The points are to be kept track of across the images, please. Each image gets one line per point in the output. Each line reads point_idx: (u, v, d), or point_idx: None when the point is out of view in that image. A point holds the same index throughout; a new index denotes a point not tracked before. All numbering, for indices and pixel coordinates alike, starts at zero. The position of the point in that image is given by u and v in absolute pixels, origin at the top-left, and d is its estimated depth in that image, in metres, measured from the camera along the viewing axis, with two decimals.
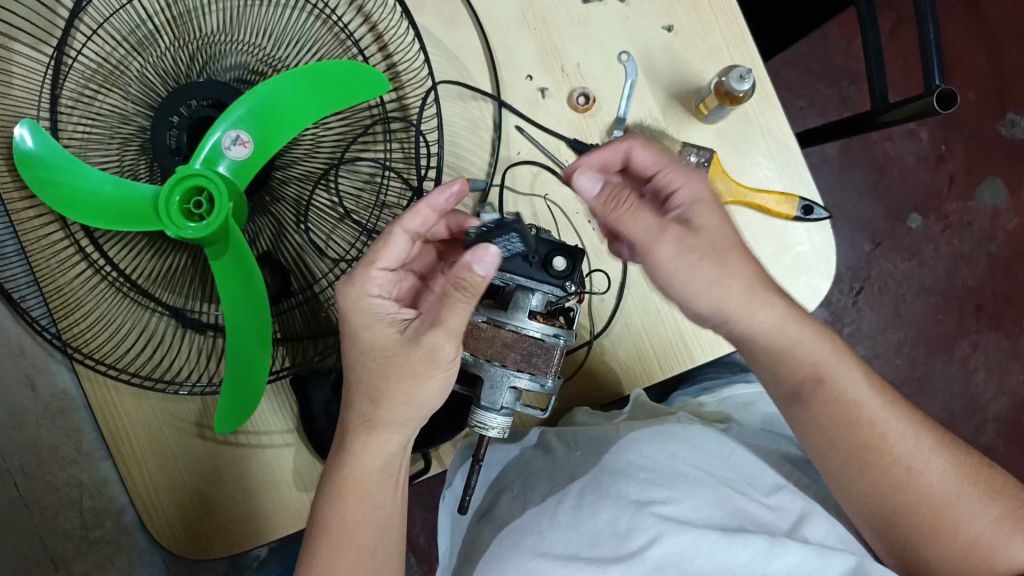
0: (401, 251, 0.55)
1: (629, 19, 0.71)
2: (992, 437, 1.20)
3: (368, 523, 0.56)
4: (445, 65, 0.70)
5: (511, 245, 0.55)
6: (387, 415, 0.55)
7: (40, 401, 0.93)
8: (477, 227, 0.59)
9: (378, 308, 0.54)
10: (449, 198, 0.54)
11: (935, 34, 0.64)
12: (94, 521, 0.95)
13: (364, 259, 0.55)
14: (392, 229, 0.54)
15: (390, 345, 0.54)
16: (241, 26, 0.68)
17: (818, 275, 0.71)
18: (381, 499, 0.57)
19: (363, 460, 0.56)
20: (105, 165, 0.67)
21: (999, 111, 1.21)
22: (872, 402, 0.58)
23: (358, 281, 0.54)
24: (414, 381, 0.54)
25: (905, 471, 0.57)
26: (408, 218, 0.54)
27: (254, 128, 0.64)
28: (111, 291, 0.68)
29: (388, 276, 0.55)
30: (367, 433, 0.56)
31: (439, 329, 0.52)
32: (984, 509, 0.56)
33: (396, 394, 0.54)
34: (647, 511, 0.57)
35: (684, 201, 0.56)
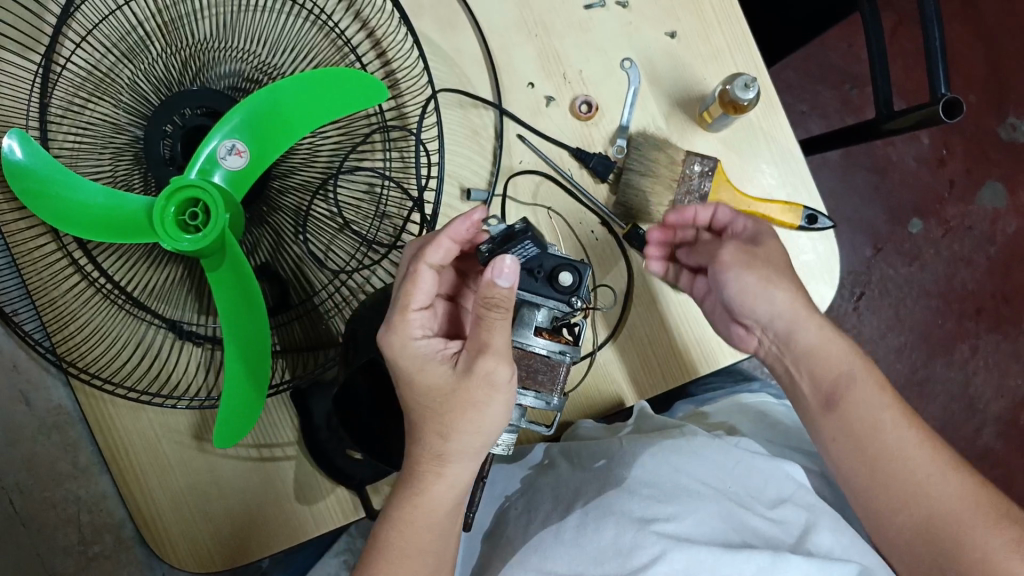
0: (430, 286, 0.56)
1: (632, 25, 0.71)
2: (991, 439, 1.20)
3: (415, 556, 0.55)
4: (444, 72, 0.69)
5: (527, 254, 0.53)
6: (457, 446, 0.54)
7: (36, 416, 0.91)
8: (489, 243, 0.54)
9: (423, 349, 0.55)
10: (467, 226, 0.56)
11: (941, 40, 0.63)
12: (93, 536, 0.93)
13: (398, 304, 0.55)
14: (416, 265, 0.55)
15: (448, 381, 0.54)
16: (235, 33, 0.67)
17: (819, 282, 0.71)
18: (392, 526, 0.55)
19: (435, 491, 0.55)
20: (97, 177, 0.66)
21: (1000, 114, 1.22)
22: (892, 408, 0.58)
23: (399, 328, 0.55)
24: (476, 412, 0.54)
25: (920, 490, 0.55)
26: (430, 252, 0.55)
27: (249, 137, 0.62)
28: (105, 304, 0.67)
29: (424, 313, 0.56)
30: (440, 465, 0.55)
31: (489, 354, 0.53)
32: (999, 525, 0.53)
33: (461, 426, 0.54)
34: (649, 529, 0.57)
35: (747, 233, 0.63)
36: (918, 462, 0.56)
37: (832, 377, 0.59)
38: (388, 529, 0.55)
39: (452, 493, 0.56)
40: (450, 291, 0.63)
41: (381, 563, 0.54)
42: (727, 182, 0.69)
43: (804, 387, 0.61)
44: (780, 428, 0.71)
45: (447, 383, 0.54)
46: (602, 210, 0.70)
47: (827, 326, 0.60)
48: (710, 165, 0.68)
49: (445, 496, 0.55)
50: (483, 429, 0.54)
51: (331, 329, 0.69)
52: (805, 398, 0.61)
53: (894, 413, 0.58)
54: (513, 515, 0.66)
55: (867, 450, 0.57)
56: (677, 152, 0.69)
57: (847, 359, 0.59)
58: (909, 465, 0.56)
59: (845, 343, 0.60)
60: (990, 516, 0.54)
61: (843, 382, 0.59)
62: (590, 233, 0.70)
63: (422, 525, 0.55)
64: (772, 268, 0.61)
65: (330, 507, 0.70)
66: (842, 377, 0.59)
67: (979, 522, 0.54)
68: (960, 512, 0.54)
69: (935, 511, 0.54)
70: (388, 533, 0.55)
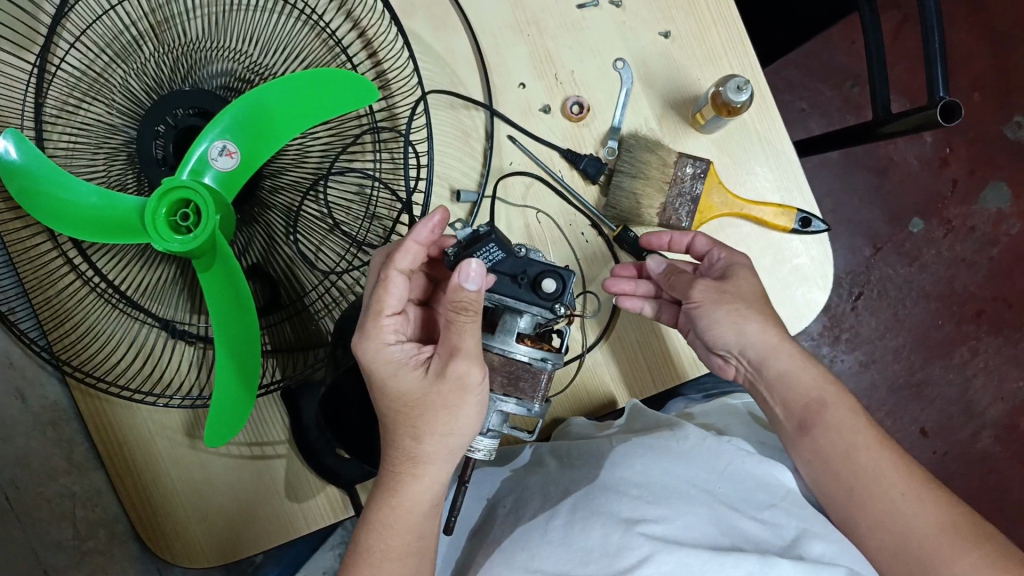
0: (402, 291, 0.56)
1: (625, 25, 0.71)
2: (988, 443, 1.19)
3: (390, 563, 0.55)
4: (436, 71, 0.70)
5: (492, 256, 0.55)
6: (431, 447, 0.55)
7: (30, 413, 0.86)
8: (455, 246, 0.56)
9: (397, 354, 0.55)
10: (430, 228, 0.57)
11: (941, 43, 0.61)
12: (87, 531, 0.87)
13: (371, 311, 0.56)
14: (386, 271, 0.56)
15: (418, 387, 0.55)
16: (226, 32, 0.66)
17: (811, 285, 0.71)
18: (362, 542, 0.56)
19: (411, 491, 0.56)
20: (93, 177, 0.66)
21: (1005, 113, 1.20)
22: (864, 433, 0.60)
23: (373, 335, 0.55)
24: (449, 414, 0.54)
25: (891, 506, 0.57)
26: (397, 258, 0.56)
27: (242, 138, 0.61)
28: (101, 303, 0.68)
29: (396, 319, 0.56)
30: (415, 466, 0.56)
31: (460, 357, 0.53)
32: (970, 549, 0.54)
33: (434, 428, 0.54)
34: (635, 531, 0.55)
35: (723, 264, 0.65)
36: (891, 481, 0.58)
37: (805, 406, 0.61)
38: (366, 531, 0.56)
39: (428, 494, 0.56)
40: (420, 295, 0.64)
41: (363, 566, 0.55)
42: (719, 183, 0.69)
43: (776, 412, 0.63)
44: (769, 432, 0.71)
45: (418, 390, 0.55)
46: (593, 212, 0.71)
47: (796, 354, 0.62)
48: (702, 167, 0.69)
49: (424, 496, 0.56)
50: (456, 432, 0.55)
51: (321, 329, 0.69)
52: (778, 421, 0.63)
53: (868, 441, 0.59)
54: (503, 514, 0.66)
55: (840, 475, 0.59)
56: (669, 154, 0.69)
57: (819, 391, 0.61)
58: (880, 492, 0.57)
59: (816, 372, 0.62)
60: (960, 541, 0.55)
61: (815, 408, 0.61)
62: (581, 235, 0.71)
63: (400, 527, 0.55)
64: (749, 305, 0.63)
65: (319, 505, 0.71)
66: (813, 403, 0.61)
67: (953, 549, 0.54)
68: (930, 534, 0.55)
69: (900, 526, 0.56)
70: (368, 534, 0.56)
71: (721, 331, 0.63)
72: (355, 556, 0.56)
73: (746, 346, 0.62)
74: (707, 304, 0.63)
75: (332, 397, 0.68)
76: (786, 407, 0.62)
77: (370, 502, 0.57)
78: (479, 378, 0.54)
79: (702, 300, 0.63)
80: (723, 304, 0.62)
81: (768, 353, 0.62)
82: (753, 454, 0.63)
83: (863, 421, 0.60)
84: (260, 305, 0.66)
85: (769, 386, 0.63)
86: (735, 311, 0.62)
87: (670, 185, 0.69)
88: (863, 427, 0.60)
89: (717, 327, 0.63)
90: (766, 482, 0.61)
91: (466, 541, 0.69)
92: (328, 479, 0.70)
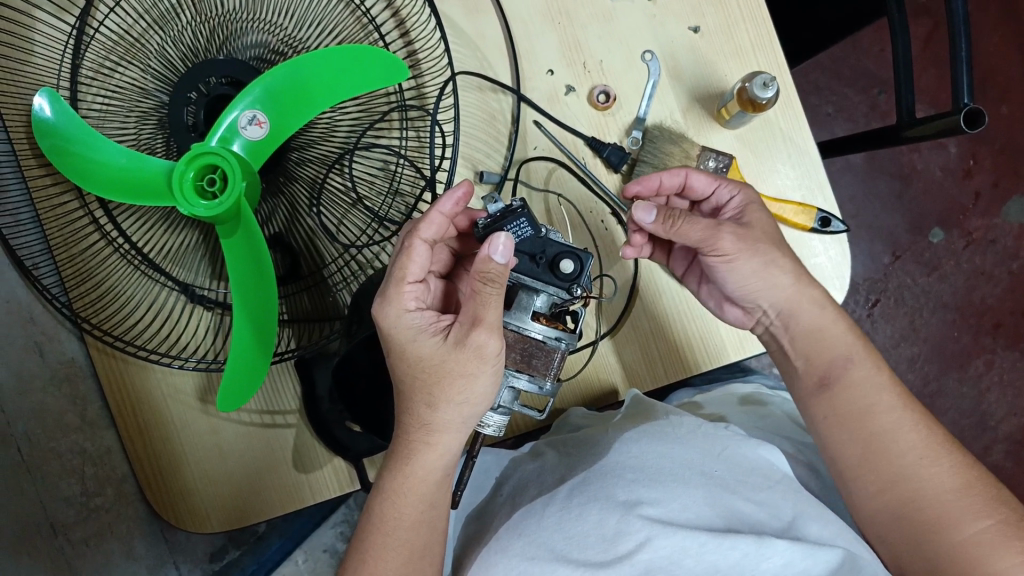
0: (425, 260, 0.57)
1: (655, 17, 0.73)
2: (1000, 457, 1.18)
3: (398, 531, 0.56)
4: (466, 54, 0.71)
5: (521, 231, 0.56)
6: (444, 415, 0.55)
7: (47, 367, 0.88)
8: (485, 219, 0.57)
9: (414, 321, 0.56)
10: (454, 202, 0.58)
11: (968, 51, 0.61)
12: (95, 488, 0.90)
13: (394, 276, 0.57)
14: (410, 240, 0.57)
15: (437, 351, 0.55)
16: (264, 5, 0.66)
17: (828, 284, 0.72)
18: (374, 507, 0.57)
19: (425, 459, 0.56)
20: (122, 139, 0.67)
21: None
22: (865, 401, 0.60)
23: (394, 300, 0.56)
24: (466, 381, 0.54)
25: (901, 473, 0.57)
26: (422, 228, 0.57)
27: (271, 108, 0.60)
28: (122, 263, 0.68)
29: (418, 286, 0.57)
30: (428, 434, 0.56)
31: (481, 327, 0.53)
32: (982, 512, 0.54)
33: (451, 395, 0.54)
34: (633, 513, 0.55)
35: (737, 208, 0.64)
36: (910, 443, 0.58)
37: (828, 362, 0.62)
38: (380, 501, 0.57)
39: (441, 463, 0.57)
40: (442, 269, 0.66)
41: (376, 521, 0.57)
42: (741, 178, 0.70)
43: (797, 365, 0.64)
44: (773, 417, 0.74)
45: (437, 354, 0.55)
46: (613, 200, 0.72)
47: (828, 307, 0.63)
48: (725, 162, 0.69)
49: (437, 465, 0.57)
50: (475, 401, 0.55)
51: (337, 302, 0.69)
52: (799, 375, 0.64)
53: (893, 402, 0.60)
54: (501, 503, 0.67)
55: (859, 435, 0.59)
56: (692, 147, 0.70)
57: (846, 343, 0.62)
58: (897, 469, 0.57)
59: (846, 326, 0.63)
60: (971, 506, 0.55)
61: (838, 366, 0.61)
62: (600, 223, 0.73)
63: (411, 496, 0.56)
64: (771, 247, 0.62)
65: (327, 476, 0.72)
66: (837, 362, 0.61)
67: (962, 514, 0.55)
68: (942, 498, 0.55)
69: (908, 496, 0.56)
70: (382, 503, 0.57)
71: (751, 285, 0.62)
72: (370, 530, 0.57)
73: (773, 301, 0.63)
74: (740, 256, 0.61)
75: (345, 369, 0.67)
76: (808, 361, 0.63)
77: (383, 472, 0.58)
78: (498, 350, 0.54)
79: (735, 254, 0.61)
80: (758, 255, 0.61)
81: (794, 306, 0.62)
82: (748, 439, 0.64)
83: (893, 385, 0.61)
84: (280, 274, 0.67)
85: (794, 340, 0.64)
86: (768, 261, 0.61)
87: None
88: (861, 397, 0.60)
89: (750, 282, 0.62)
90: (759, 466, 0.62)
91: (467, 525, 0.70)
92: (336, 452, 0.71)
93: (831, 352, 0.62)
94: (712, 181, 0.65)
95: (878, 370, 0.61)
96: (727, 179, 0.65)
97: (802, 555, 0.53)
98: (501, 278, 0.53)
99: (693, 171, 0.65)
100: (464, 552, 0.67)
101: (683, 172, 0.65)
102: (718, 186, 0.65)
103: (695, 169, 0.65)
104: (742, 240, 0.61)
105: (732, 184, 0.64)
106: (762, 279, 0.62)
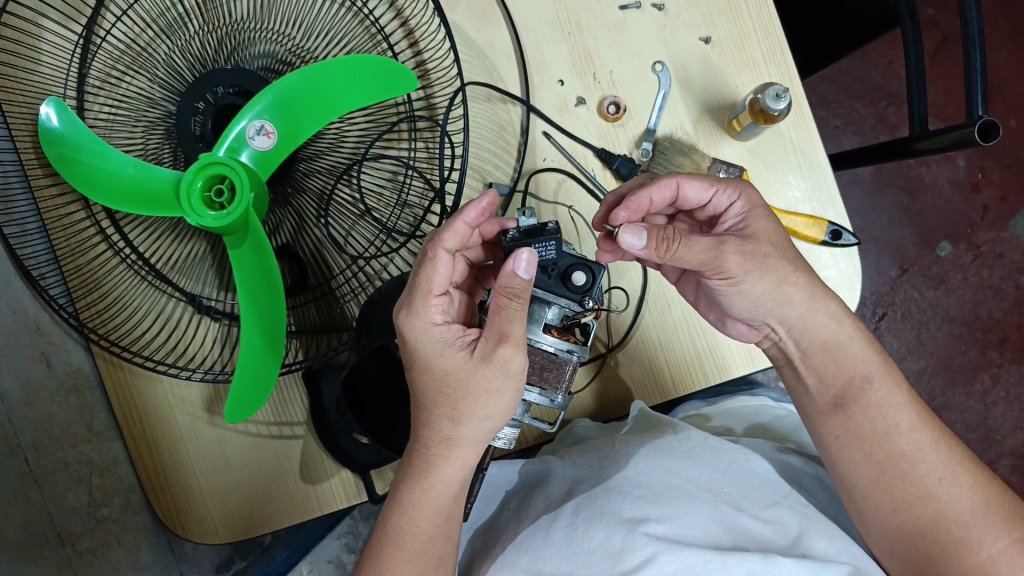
0: (450, 272, 0.55)
1: (665, 28, 0.74)
2: (1006, 472, 1.18)
3: (419, 546, 0.57)
4: (474, 64, 0.72)
5: (548, 252, 0.55)
6: (468, 431, 0.55)
7: (54, 378, 0.89)
8: (514, 230, 0.55)
9: (441, 335, 0.55)
10: (479, 211, 0.56)
11: (982, 61, 0.60)
12: (103, 499, 0.90)
13: (417, 290, 0.55)
14: (435, 251, 0.55)
15: (463, 366, 0.54)
16: (271, 14, 0.65)
17: (840, 288, 0.73)
18: (390, 521, 0.57)
19: (444, 473, 0.56)
20: (129, 149, 0.65)
21: None
22: (881, 418, 0.60)
23: (421, 313, 0.54)
24: (489, 398, 0.54)
25: (924, 494, 0.59)
26: (446, 238, 0.55)
27: (280, 118, 0.58)
28: (128, 274, 0.68)
29: (443, 299, 0.56)
30: (447, 448, 0.56)
31: (507, 343, 0.53)
32: (999, 534, 0.57)
33: (474, 411, 0.55)
34: (638, 530, 0.55)
35: (742, 210, 0.61)
36: (929, 466, 0.59)
37: (847, 381, 0.61)
38: (395, 514, 0.57)
39: (459, 477, 0.57)
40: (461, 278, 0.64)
41: (393, 535, 0.57)
42: None
43: (810, 383, 0.62)
44: (777, 431, 0.75)
45: (463, 369, 0.54)
46: None
47: (845, 322, 0.61)
48: (736, 173, 0.70)
49: (455, 478, 0.57)
50: (493, 415, 0.55)
51: (346, 313, 0.68)
52: (811, 393, 0.63)
53: (912, 421, 0.60)
54: (507, 517, 0.67)
55: (875, 455, 0.60)
56: (703, 159, 0.72)
57: (867, 361, 0.61)
58: (911, 505, 0.59)
59: (863, 342, 0.62)
60: (991, 525, 0.58)
61: (856, 387, 0.61)
62: None
63: (430, 511, 0.56)
64: (784, 261, 0.59)
65: (333, 488, 0.72)
66: (856, 381, 0.61)
67: (983, 534, 0.57)
68: (962, 519, 0.58)
69: (924, 525, 0.58)
70: (399, 516, 0.57)
71: (766, 306, 0.60)
72: (386, 541, 0.57)
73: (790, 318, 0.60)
74: (752, 279, 0.58)
75: (354, 378, 0.67)
76: (823, 380, 0.62)
77: (399, 484, 0.58)
78: (523, 367, 0.53)
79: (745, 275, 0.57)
80: (771, 272, 0.58)
81: (807, 322, 0.60)
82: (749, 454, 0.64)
83: (911, 403, 0.61)
84: (288, 284, 0.66)
85: (807, 357, 0.62)
86: (784, 279, 0.58)
87: None
88: (879, 410, 0.60)
89: (767, 306, 0.60)
90: (765, 482, 0.62)
91: (474, 542, 0.70)
92: (343, 463, 0.70)
93: (849, 372, 0.61)
94: (709, 188, 0.61)
95: (897, 389, 0.61)
96: (723, 181, 0.62)
97: (808, 573, 0.54)
98: (524, 293, 0.52)
99: (685, 180, 0.61)
100: (472, 565, 0.67)
101: (675, 182, 0.61)
102: (714, 192, 0.62)
103: (690, 176, 0.61)
104: (749, 259, 0.57)
105: (730, 190, 0.61)
106: (777, 296, 0.59)
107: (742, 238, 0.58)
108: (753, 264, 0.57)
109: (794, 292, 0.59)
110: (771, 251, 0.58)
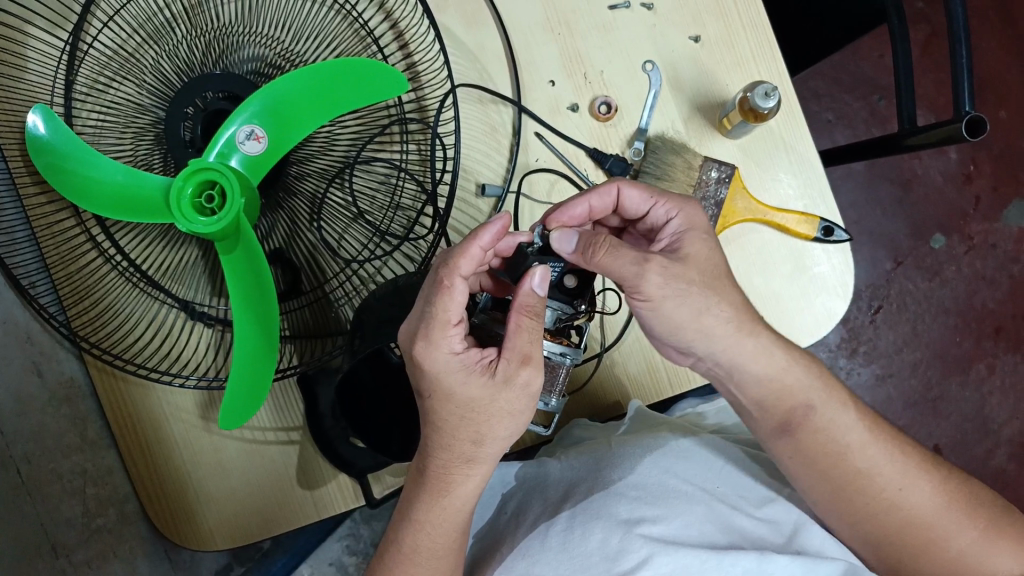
0: (465, 299, 0.54)
1: (656, 28, 0.74)
2: (1003, 461, 1.19)
3: (430, 562, 0.57)
4: (466, 65, 0.72)
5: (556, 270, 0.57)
6: (490, 451, 0.56)
7: (46, 388, 0.88)
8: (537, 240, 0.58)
9: (456, 363, 0.54)
10: (494, 235, 0.54)
11: (968, 57, 0.60)
12: (96, 510, 0.90)
13: (435, 320, 0.53)
14: (451, 279, 0.53)
15: (486, 392, 0.54)
16: (259, 17, 0.65)
17: (800, 331, 0.73)
18: (402, 537, 0.58)
19: (462, 492, 0.57)
20: (117, 156, 0.64)
21: None
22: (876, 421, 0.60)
23: (439, 344, 0.53)
24: (512, 417, 0.56)
25: (909, 489, 0.59)
26: (462, 264, 0.53)
27: (270, 123, 0.58)
28: (120, 282, 0.67)
29: (460, 326, 0.54)
30: (469, 467, 0.56)
31: (531, 366, 0.54)
32: (976, 524, 0.58)
33: (498, 433, 0.55)
34: (634, 532, 0.56)
35: (677, 230, 0.59)
36: (887, 480, 0.59)
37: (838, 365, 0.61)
38: (410, 531, 0.57)
39: (473, 493, 0.57)
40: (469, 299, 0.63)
41: (406, 550, 0.57)
42: (744, 190, 0.72)
43: (753, 410, 0.60)
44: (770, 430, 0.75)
45: (486, 395, 0.54)
46: None
47: (777, 355, 0.59)
48: (728, 172, 0.71)
49: (471, 496, 0.57)
50: (497, 428, 0.55)
51: (340, 318, 0.68)
52: (755, 420, 0.61)
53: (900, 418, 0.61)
54: (505, 521, 0.67)
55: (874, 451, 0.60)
56: (695, 158, 0.72)
57: (815, 387, 0.59)
58: (918, 496, 0.59)
59: None
60: (962, 517, 0.58)
61: (800, 413, 0.59)
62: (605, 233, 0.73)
63: (441, 526, 0.57)
64: None
65: (333, 493, 0.72)
66: (800, 408, 0.59)
67: (958, 526, 0.58)
68: (947, 510, 0.59)
69: (932, 515, 0.58)
70: (411, 533, 0.57)
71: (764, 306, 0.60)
72: (399, 558, 0.57)
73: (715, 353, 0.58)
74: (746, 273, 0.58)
75: (348, 383, 0.66)
76: (763, 408, 0.60)
77: (412, 499, 0.58)
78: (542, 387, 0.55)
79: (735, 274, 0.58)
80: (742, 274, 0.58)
81: (735, 356, 0.58)
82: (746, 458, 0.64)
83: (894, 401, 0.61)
84: (281, 290, 0.65)
85: (741, 386, 0.59)
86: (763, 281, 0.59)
87: (695, 188, 0.71)
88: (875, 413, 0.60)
89: (681, 330, 0.57)
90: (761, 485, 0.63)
91: (476, 546, 0.69)
92: (340, 468, 0.70)
93: (793, 400, 0.59)
94: (648, 197, 0.60)
95: None
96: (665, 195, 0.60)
97: (803, 570, 0.54)
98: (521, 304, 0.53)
99: (624, 186, 0.60)
100: (475, 568, 0.67)
101: (615, 188, 0.60)
102: (652, 204, 0.61)
103: (631, 183, 0.60)
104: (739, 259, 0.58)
105: (669, 203, 0.59)
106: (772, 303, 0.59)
107: (670, 259, 0.56)
108: (672, 290, 0.54)
109: (709, 333, 0.56)
110: (695, 279, 0.56)
